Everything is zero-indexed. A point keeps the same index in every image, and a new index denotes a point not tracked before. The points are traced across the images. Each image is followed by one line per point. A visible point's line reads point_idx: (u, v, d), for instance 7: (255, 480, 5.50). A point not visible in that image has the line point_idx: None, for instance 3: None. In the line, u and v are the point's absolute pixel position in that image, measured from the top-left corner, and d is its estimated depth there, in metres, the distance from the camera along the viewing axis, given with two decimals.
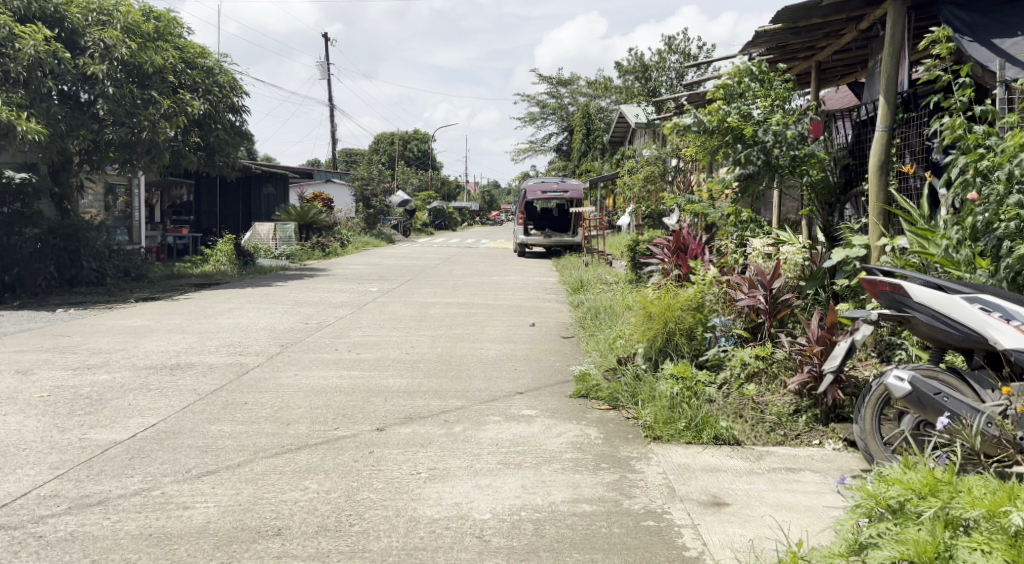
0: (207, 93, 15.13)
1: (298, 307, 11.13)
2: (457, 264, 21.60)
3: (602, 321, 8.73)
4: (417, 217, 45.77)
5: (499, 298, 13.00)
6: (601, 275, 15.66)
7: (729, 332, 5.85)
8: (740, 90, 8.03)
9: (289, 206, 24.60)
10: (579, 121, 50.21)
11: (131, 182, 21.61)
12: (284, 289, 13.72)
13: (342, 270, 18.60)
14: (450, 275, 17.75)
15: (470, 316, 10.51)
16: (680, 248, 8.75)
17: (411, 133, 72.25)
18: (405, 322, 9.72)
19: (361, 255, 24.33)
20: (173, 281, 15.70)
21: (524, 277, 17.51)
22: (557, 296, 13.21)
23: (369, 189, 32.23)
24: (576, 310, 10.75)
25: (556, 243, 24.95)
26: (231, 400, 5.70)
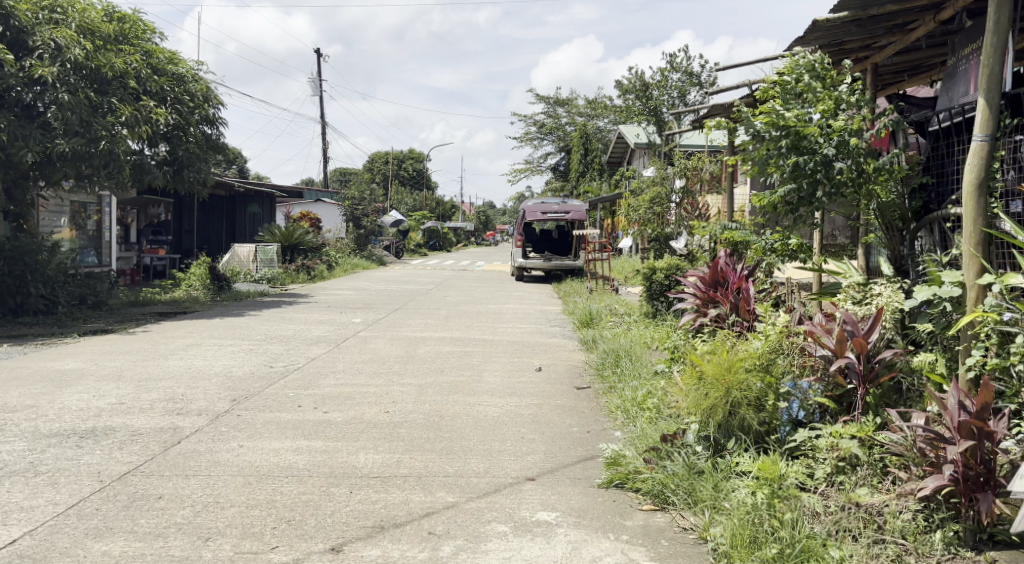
0: (176, 103, 13.78)
1: (266, 345, 9.64)
2: (451, 289, 20.14)
3: (625, 369, 7.28)
4: (409, 238, 44.28)
5: (497, 332, 11.53)
6: (610, 305, 14.21)
7: (807, 403, 4.46)
8: (796, 90, 6.54)
9: (274, 227, 23.16)
10: (578, 141, 48.92)
11: (102, 201, 20.18)
12: (256, 321, 12.23)
13: (326, 297, 17.11)
14: (444, 303, 16.28)
15: (466, 357, 9.03)
16: (717, 282, 7.33)
17: (405, 153, 71.00)
18: (389, 366, 8.26)
19: (348, 279, 22.88)
20: (136, 309, 14.21)
21: (523, 305, 16.06)
22: (562, 330, 11.74)
23: (359, 209, 30.81)
24: (588, 351, 9.30)
25: (556, 267, 23.52)
26: (141, 492, 4.22)
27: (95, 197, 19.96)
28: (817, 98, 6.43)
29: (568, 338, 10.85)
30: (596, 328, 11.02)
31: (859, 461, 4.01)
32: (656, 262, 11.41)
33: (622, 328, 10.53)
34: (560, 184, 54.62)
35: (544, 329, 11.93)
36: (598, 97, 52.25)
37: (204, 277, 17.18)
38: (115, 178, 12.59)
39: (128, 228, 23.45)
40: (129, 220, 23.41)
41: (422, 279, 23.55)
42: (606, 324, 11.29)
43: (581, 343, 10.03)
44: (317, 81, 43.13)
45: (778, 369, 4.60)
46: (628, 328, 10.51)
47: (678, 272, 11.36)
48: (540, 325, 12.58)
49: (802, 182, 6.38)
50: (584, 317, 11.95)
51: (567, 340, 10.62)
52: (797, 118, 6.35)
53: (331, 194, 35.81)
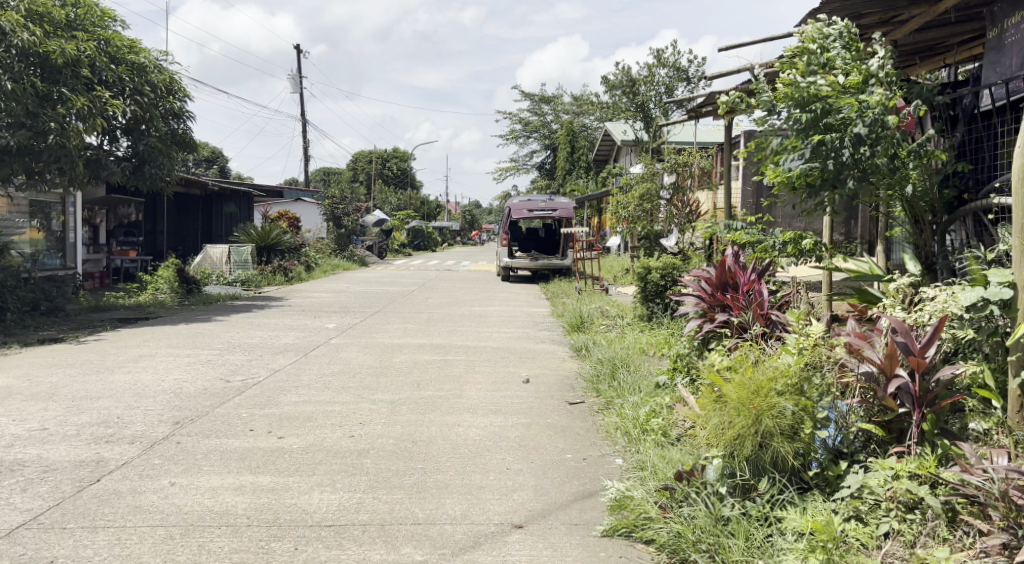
0: (135, 93, 12.87)
1: (226, 355, 8.79)
2: (434, 291, 19.30)
3: (623, 383, 6.46)
4: (393, 239, 43.34)
5: (482, 337, 10.70)
6: (601, 307, 13.41)
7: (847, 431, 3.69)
8: (821, 60, 5.51)
9: (249, 227, 22.22)
10: (564, 138, 48.08)
11: (65, 201, 19.43)
12: (221, 328, 11.38)
13: (302, 300, 16.24)
14: (425, 305, 15.44)
15: (445, 367, 8.22)
16: (725, 284, 6.55)
17: (390, 152, 69.97)
18: (359, 378, 7.44)
19: (327, 280, 21.99)
20: (95, 315, 13.29)
21: (509, 307, 15.24)
22: (551, 334, 10.94)
23: (340, 208, 29.84)
24: (580, 360, 8.49)
25: (544, 266, 22.72)
26: (33, 552, 3.40)
27: (56, 196, 19.03)
28: (846, 70, 5.41)
29: (558, 344, 10.03)
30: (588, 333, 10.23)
31: (923, 506, 3.24)
32: (651, 259, 10.60)
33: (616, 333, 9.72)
34: (546, 182, 53.80)
35: (531, 334, 11.11)
36: (584, 94, 51.44)
37: (172, 281, 16.26)
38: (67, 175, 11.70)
39: (96, 229, 22.59)
40: (97, 220, 22.45)
41: (404, 280, 22.71)
42: (599, 329, 10.46)
43: (572, 350, 9.22)
44: (298, 78, 42.15)
45: (812, 389, 3.81)
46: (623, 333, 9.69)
47: (675, 271, 10.56)
48: (527, 328, 11.77)
49: (825, 165, 5.31)
50: (574, 319, 11.14)
51: (556, 346, 9.81)
52: (823, 92, 5.30)
53: (312, 193, 34.86)
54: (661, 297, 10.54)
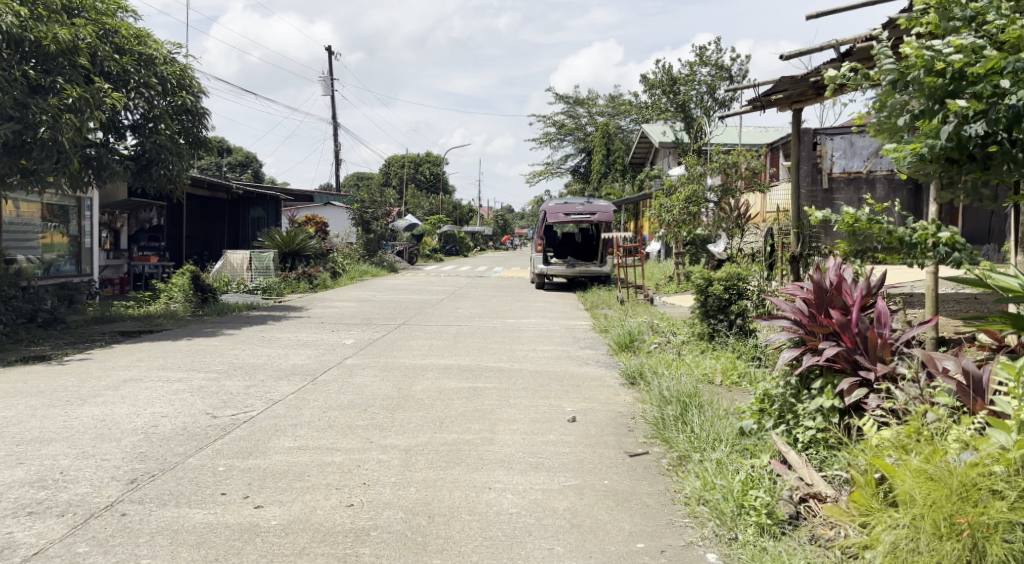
0: (141, 86, 11.80)
1: (222, 381, 7.59)
2: (465, 299, 18.05)
3: (702, 433, 5.20)
4: (424, 244, 42.30)
5: (518, 357, 9.42)
6: (648, 322, 12.04)
7: None
8: (966, 11, 4.35)
9: (273, 231, 21.20)
10: (599, 141, 46.67)
11: (81, 203, 18.51)
12: (228, 344, 10.23)
13: (324, 309, 15.12)
14: (454, 316, 14.18)
15: (477, 398, 6.94)
16: (826, 305, 5.16)
17: (422, 157, 69.14)
18: (372, 414, 6.19)
19: (353, 288, 20.89)
20: (97, 327, 12.24)
21: (546, 320, 13.93)
22: (596, 355, 9.59)
23: (369, 211, 28.79)
24: (634, 392, 7.18)
25: (581, 273, 21.37)
26: None
27: (73, 198, 18.17)
28: (998, 20, 4.17)
29: (606, 368, 8.72)
30: (642, 355, 8.90)
31: None
32: (712, 270, 9.27)
33: (675, 358, 8.40)
34: (580, 186, 52.37)
35: (572, 354, 9.78)
36: (620, 95, 49.96)
37: (186, 289, 15.21)
38: (64, 175, 10.62)
39: (118, 234, 21.75)
40: (118, 224, 21.62)
41: (434, 287, 21.52)
42: (653, 349, 9.13)
43: (624, 377, 7.91)
44: (328, 80, 41.33)
45: None
46: (682, 359, 8.37)
47: (740, 283, 9.21)
48: (567, 346, 10.46)
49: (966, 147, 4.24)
50: (623, 336, 9.82)
51: (603, 372, 8.49)
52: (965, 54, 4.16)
53: (340, 197, 33.90)
54: (724, 314, 9.19)
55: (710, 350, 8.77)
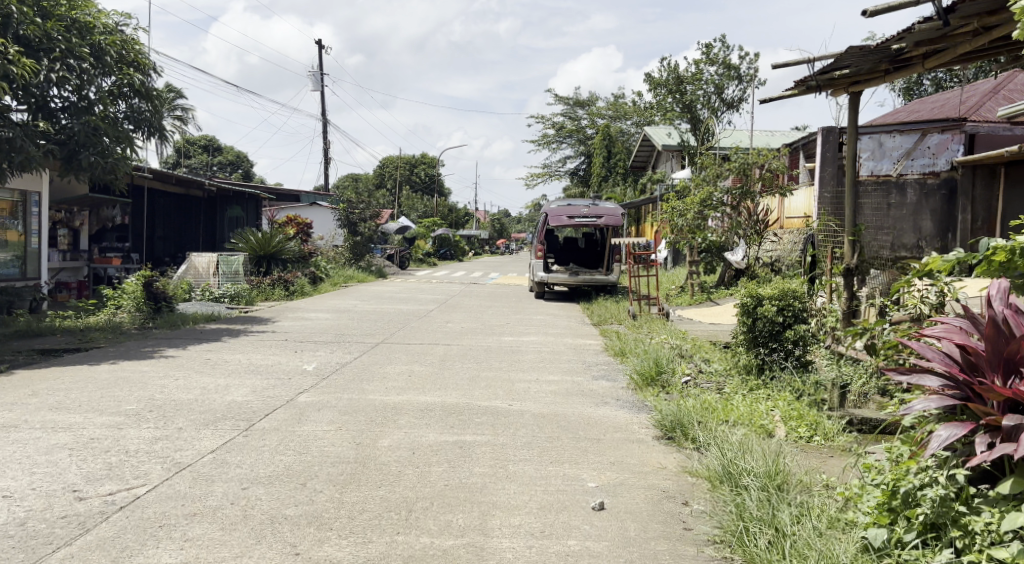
0: (66, 55, 9.93)
1: (124, 431, 5.68)
2: (455, 310, 16.15)
3: (813, 553, 3.36)
4: (417, 248, 40.40)
5: (519, 393, 7.52)
6: (670, 346, 10.19)
7: None
8: None
9: (248, 233, 19.26)
10: (599, 143, 44.73)
11: (27, 197, 16.47)
12: (160, 370, 8.32)
13: (295, 321, 13.23)
14: (443, 332, 12.27)
15: (465, 462, 5.06)
16: (1007, 357, 3.34)
17: (418, 158, 67.21)
18: (311, 498, 4.30)
19: (335, 295, 19.02)
20: (19, 343, 10.32)
21: (549, 338, 12.01)
22: (612, 390, 7.73)
23: (356, 213, 26.81)
24: (676, 455, 5.31)
25: (585, 282, 19.50)
26: None
27: (19, 194, 16.19)
28: None
29: (630, 410, 6.85)
30: (675, 396, 7.05)
31: None
32: (761, 288, 7.46)
33: (720, 403, 6.59)
34: (579, 189, 50.38)
35: (584, 388, 7.90)
36: (622, 96, 48.00)
37: (138, 297, 13.33)
38: None
39: (77, 233, 19.75)
40: (77, 223, 19.79)
41: (423, 296, 19.61)
42: (689, 388, 7.28)
43: (658, 427, 6.06)
44: (318, 74, 39.33)
45: None
46: (731, 405, 6.54)
47: (796, 303, 7.38)
48: (577, 376, 8.58)
49: None
50: (648, 367, 7.96)
51: (627, 417, 6.61)
52: None
53: (327, 197, 31.94)
54: (774, 342, 7.37)
55: (761, 390, 6.93)
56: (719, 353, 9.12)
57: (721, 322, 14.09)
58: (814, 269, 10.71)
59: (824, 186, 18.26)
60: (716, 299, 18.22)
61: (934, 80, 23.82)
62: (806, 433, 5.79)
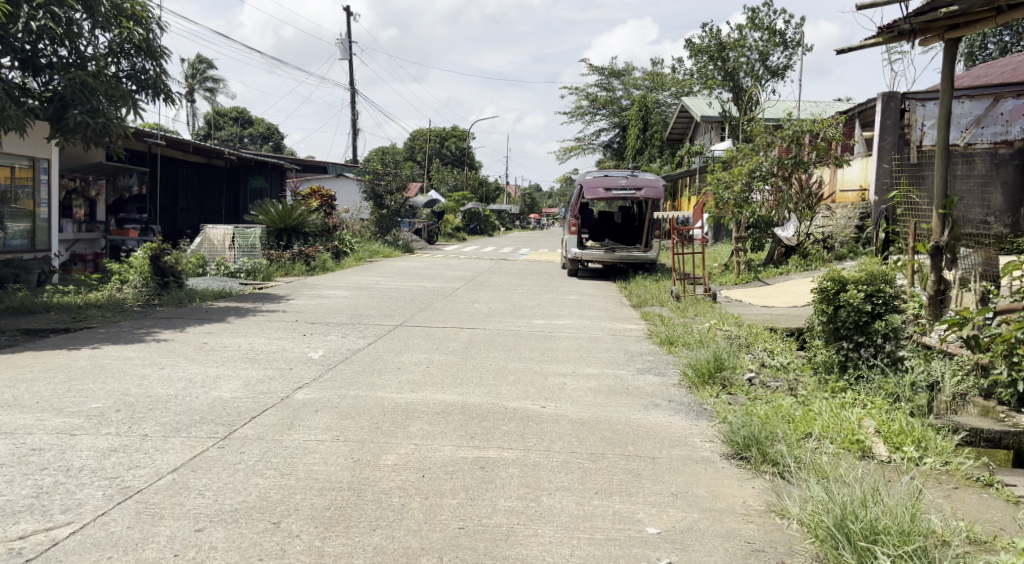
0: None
1: (73, 440, 4.67)
2: (483, 288, 15.07)
3: None
4: (446, 222, 39.33)
5: (554, 391, 6.42)
6: (723, 335, 9.00)
7: None
8: None
9: (267, 204, 18.26)
10: (635, 114, 43.05)
11: (34, 163, 15.51)
12: (147, 356, 7.34)
13: (311, 300, 12.24)
14: (469, 313, 11.19)
15: (487, 491, 3.99)
16: None
17: (449, 131, 66.00)
18: (281, 550, 3.26)
19: (357, 271, 18.03)
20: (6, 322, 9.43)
21: (585, 322, 10.86)
22: (661, 390, 6.60)
23: (382, 184, 25.74)
24: (755, 485, 4.21)
25: (622, 259, 18.27)
26: None
27: (26, 159, 15.24)
28: None
29: (687, 418, 5.73)
30: (743, 402, 5.91)
31: None
32: (845, 270, 6.23)
33: (799, 412, 5.42)
34: (614, 163, 48.80)
35: (629, 385, 6.79)
36: (659, 65, 46.15)
37: (144, 271, 12.44)
38: None
39: (93, 204, 18.67)
40: (92, 193, 18.54)
41: (449, 272, 18.54)
42: (758, 392, 6.12)
43: (725, 442, 4.93)
44: (345, 43, 38.15)
45: None
46: (814, 414, 5.37)
47: (887, 288, 6.14)
48: (621, 370, 7.45)
49: None
50: (705, 361, 6.80)
51: (685, 426, 5.49)
52: None
53: (353, 169, 30.92)
54: (859, 334, 6.14)
55: (847, 393, 5.75)
56: (784, 347, 7.94)
57: (775, 305, 12.85)
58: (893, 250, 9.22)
59: (884, 158, 16.89)
60: (764, 278, 16.94)
61: (1001, 43, 22.00)
62: (914, 453, 4.63)
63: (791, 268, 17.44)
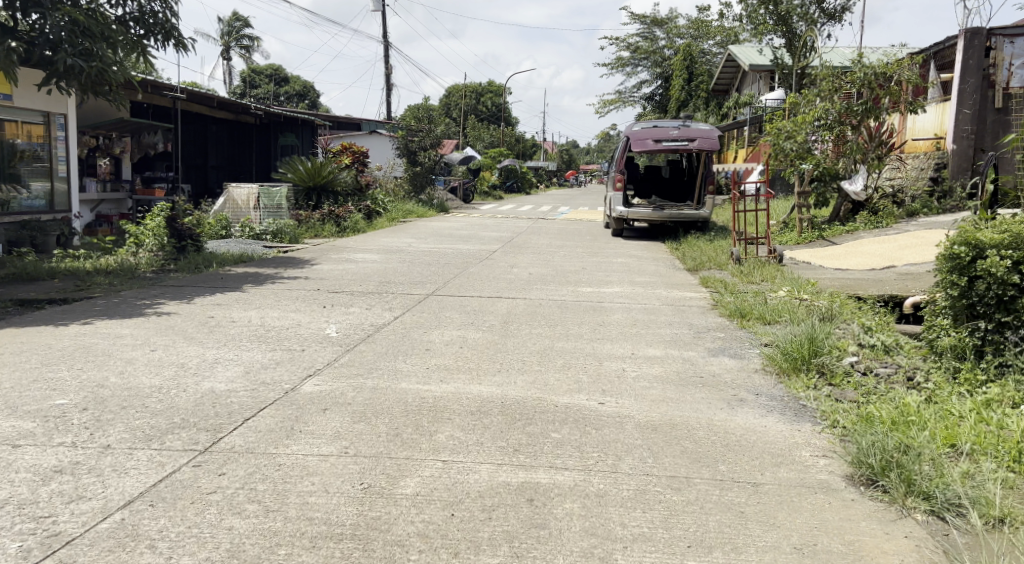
0: None
1: (11, 455, 3.67)
2: (523, 250, 13.95)
3: None
4: (483, 179, 38.05)
5: (613, 384, 5.31)
6: (804, 307, 7.78)
7: None
8: None
9: (296, 160, 17.20)
10: (679, 64, 40.95)
11: (51, 118, 14.25)
12: (142, 333, 6.39)
13: (336, 265, 11.23)
14: (509, 280, 10.10)
15: (539, 546, 2.94)
16: None
17: (485, 85, 64.29)
18: None
19: (390, 231, 17.01)
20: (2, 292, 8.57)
21: (638, 290, 9.67)
22: (741, 381, 5.44)
23: (415, 140, 24.59)
24: (905, 532, 3.10)
25: (672, 217, 16.95)
26: None
27: (41, 115, 14.01)
28: None
29: (784, 422, 4.59)
30: (857, 401, 4.78)
31: None
32: (984, 232, 4.96)
33: (939, 417, 4.29)
34: (656, 117, 46.86)
35: (702, 374, 5.65)
36: (704, 12, 43.78)
37: (159, 234, 11.48)
38: None
39: (118, 161, 17.67)
40: (117, 150, 17.51)
41: (486, 233, 17.41)
42: (873, 387, 4.98)
43: (845, 461, 3.81)
44: None
45: None
46: (959, 421, 4.24)
47: None
48: (689, 353, 6.31)
49: None
50: (799, 344, 5.67)
51: (784, 434, 4.37)
52: None
53: (386, 124, 29.75)
54: (1002, 313, 4.92)
55: (993, 389, 4.57)
56: (887, 325, 6.70)
57: (850, 269, 11.51)
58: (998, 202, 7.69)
59: (964, 102, 15.18)
60: (829, 237, 15.54)
61: None
62: None
63: (858, 225, 15.98)
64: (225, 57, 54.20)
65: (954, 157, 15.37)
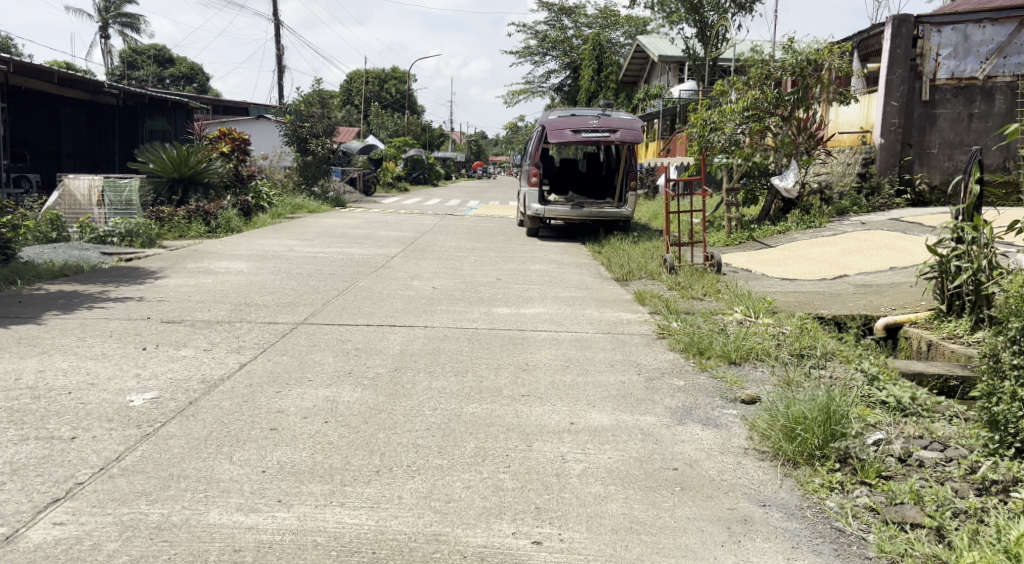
0: None
1: None
2: (423, 255, 11.98)
3: None
4: (385, 170, 35.65)
5: (548, 495, 3.47)
6: (774, 339, 6.16)
7: None
8: None
9: (158, 147, 14.63)
10: (588, 53, 39.48)
11: None
12: None
13: (188, 278, 8.98)
14: (403, 298, 8.15)
15: None
16: None
17: (388, 72, 61.51)
18: None
19: (271, 231, 14.70)
20: None
21: (564, 310, 7.87)
22: (728, 479, 3.71)
23: (306, 126, 22.19)
24: None
25: (592, 216, 15.29)
26: None
27: None
28: None
29: None
30: (930, 528, 3.09)
31: None
32: None
33: None
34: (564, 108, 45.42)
35: (676, 465, 3.88)
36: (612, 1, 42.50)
37: None
38: None
39: None
40: None
41: (384, 232, 15.32)
42: (941, 497, 3.32)
43: None
44: None
45: None
46: None
47: None
48: (648, 421, 4.54)
49: None
50: (810, 418, 3.95)
51: None
52: None
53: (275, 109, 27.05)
54: None
55: None
56: (896, 374, 5.12)
57: (798, 279, 10.08)
58: (947, 240, 6.42)
59: (891, 97, 13.67)
60: (760, 238, 14.21)
61: None
62: None
63: (790, 225, 14.18)
64: (103, 34, 49.56)
65: (881, 152, 13.82)
